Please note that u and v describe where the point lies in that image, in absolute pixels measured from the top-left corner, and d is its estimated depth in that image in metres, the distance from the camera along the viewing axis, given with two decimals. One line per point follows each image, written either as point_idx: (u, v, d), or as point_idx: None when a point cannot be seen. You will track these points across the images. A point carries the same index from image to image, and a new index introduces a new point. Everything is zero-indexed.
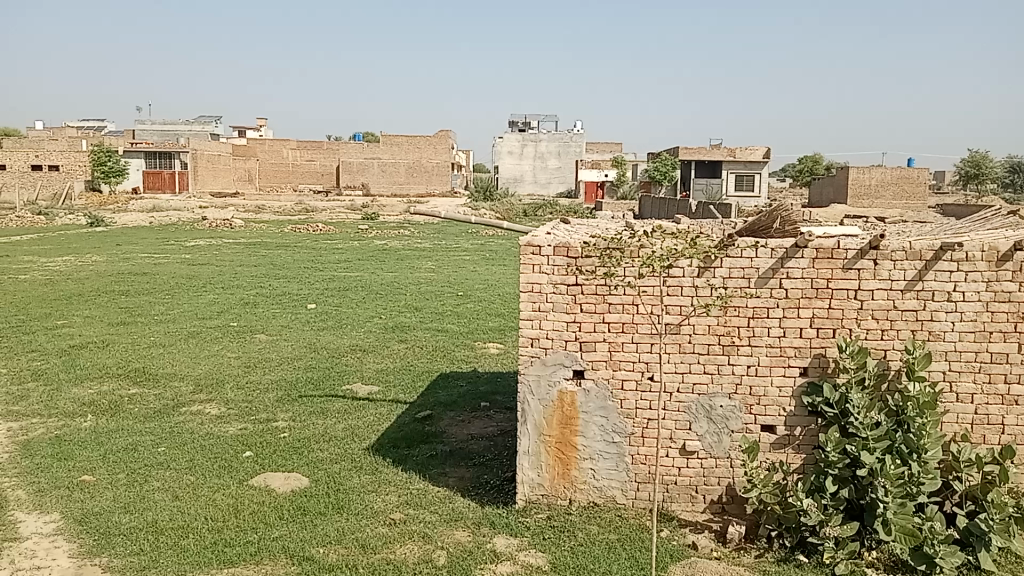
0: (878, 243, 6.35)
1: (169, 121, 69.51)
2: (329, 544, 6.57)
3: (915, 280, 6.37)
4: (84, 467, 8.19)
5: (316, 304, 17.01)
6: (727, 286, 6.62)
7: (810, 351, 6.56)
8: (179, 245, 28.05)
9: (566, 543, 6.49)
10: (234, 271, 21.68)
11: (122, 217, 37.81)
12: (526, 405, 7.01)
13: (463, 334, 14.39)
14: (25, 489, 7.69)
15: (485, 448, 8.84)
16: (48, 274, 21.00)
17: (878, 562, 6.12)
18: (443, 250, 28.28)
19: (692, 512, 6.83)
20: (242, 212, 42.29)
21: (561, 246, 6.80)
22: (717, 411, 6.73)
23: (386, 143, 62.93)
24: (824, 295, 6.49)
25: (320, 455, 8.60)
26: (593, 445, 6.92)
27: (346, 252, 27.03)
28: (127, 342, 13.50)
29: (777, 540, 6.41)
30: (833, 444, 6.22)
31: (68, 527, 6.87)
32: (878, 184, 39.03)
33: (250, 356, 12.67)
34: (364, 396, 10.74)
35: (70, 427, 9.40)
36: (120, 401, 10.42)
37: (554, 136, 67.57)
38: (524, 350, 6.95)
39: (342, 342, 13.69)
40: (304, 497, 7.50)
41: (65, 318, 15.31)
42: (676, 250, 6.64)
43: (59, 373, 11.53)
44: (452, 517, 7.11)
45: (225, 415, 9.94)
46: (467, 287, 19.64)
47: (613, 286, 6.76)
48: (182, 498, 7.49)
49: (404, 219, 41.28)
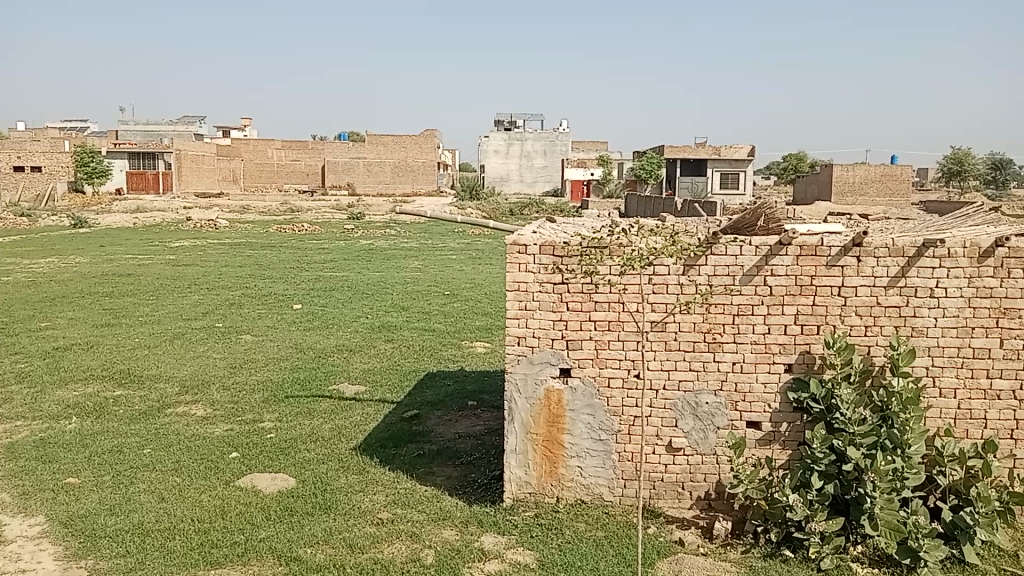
0: (861, 241, 6.39)
1: (152, 122, 69.14)
2: (316, 544, 6.57)
3: (898, 276, 6.42)
4: (68, 469, 8.15)
5: (302, 304, 16.97)
6: (711, 283, 6.65)
7: (795, 348, 6.60)
8: (164, 246, 27.93)
9: (553, 541, 6.50)
10: (219, 272, 21.59)
11: (106, 218, 37.33)
12: (512, 404, 7.04)
13: (451, 333, 14.38)
14: (9, 492, 7.64)
15: (472, 447, 8.85)
16: (31, 275, 20.85)
17: (863, 556, 6.17)
18: (430, 249, 28.27)
19: (678, 508, 6.86)
20: (228, 212, 42.07)
21: (546, 244, 6.82)
22: (702, 408, 6.76)
23: (372, 143, 62.77)
24: (808, 292, 6.54)
25: (307, 455, 8.58)
26: (580, 443, 6.94)
27: (332, 252, 26.97)
28: (111, 343, 13.43)
29: (763, 536, 6.46)
30: (819, 440, 6.27)
31: (53, 530, 6.83)
32: (862, 182, 39.31)
33: (235, 357, 12.62)
34: (351, 396, 10.73)
35: (54, 429, 9.34)
36: (106, 402, 10.36)
37: (540, 135, 67.53)
38: (511, 348, 6.97)
39: (329, 343, 13.63)
40: (291, 498, 7.48)
41: (48, 320, 15.20)
42: (659, 248, 6.69)
43: (42, 375, 11.45)
44: (440, 515, 7.11)
45: (211, 416, 9.90)
46: (454, 287, 19.61)
47: (598, 284, 6.79)
48: (169, 500, 7.46)
49: (391, 218, 41.19)
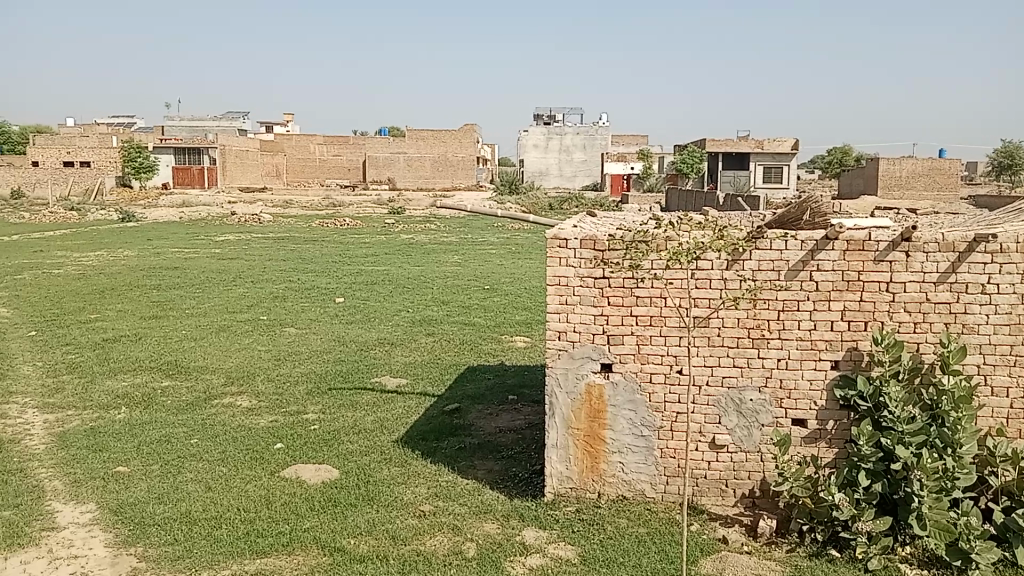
0: (909, 235, 6.27)
1: (199, 120, 70.49)
2: (360, 535, 6.63)
3: (948, 272, 6.28)
4: (118, 458, 8.33)
5: (344, 298, 17.15)
6: (757, 278, 6.57)
7: (842, 345, 6.50)
8: (209, 240, 28.45)
9: (594, 536, 6.49)
10: (263, 266, 21.93)
11: (153, 212, 38.04)
12: (553, 398, 7.02)
13: (490, 328, 14.41)
14: (61, 480, 7.83)
15: (513, 441, 8.85)
16: (82, 268, 21.34)
17: (912, 557, 6.06)
18: (470, 243, 28.38)
19: (722, 506, 6.80)
20: (270, 207, 42.52)
21: (587, 238, 6.79)
22: (747, 405, 6.68)
23: (412, 138, 63.08)
24: (855, 288, 6.43)
25: (350, 447, 8.67)
26: (621, 439, 6.91)
27: (373, 247, 27.19)
28: (159, 335, 13.69)
29: (809, 535, 6.37)
30: (866, 437, 6.16)
31: (104, 517, 6.99)
32: (910, 175, 38.52)
33: (280, 349, 12.78)
34: (393, 389, 10.80)
35: (104, 419, 9.57)
36: (154, 393, 10.57)
37: (580, 129, 67.19)
38: (552, 343, 6.95)
39: (371, 336, 13.75)
40: (335, 489, 7.56)
41: (97, 312, 15.54)
42: (705, 242, 6.60)
43: (93, 366, 11.73)
44: (482, 509, 7.13)
45: (256, 408, 10.04)
46: (493, 281, 19.63)
47: (640, 278, 6.74)
48: (214, 489, 7.59)
49: (431, 213, 41.39)
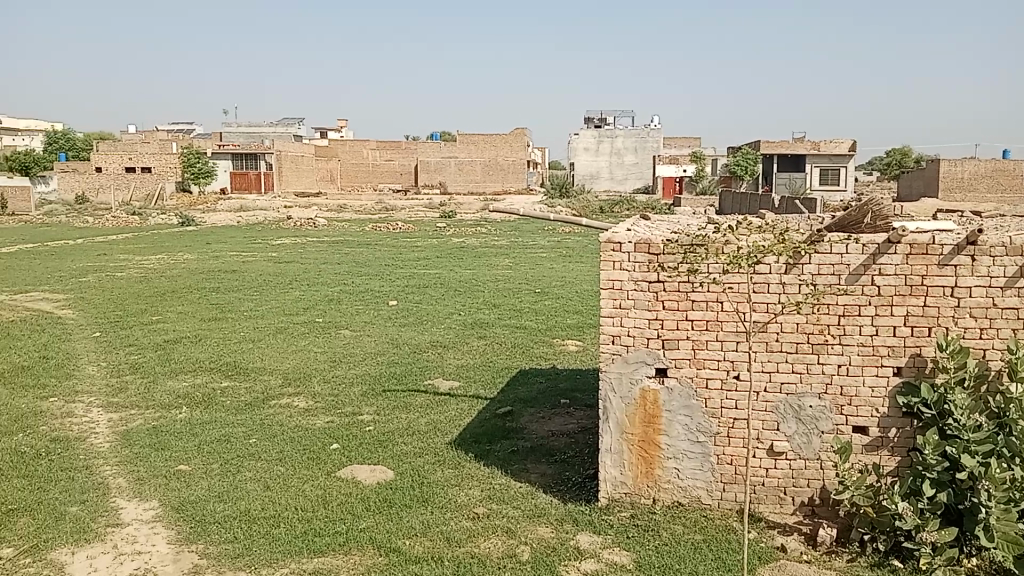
0: (976, 238, 6.09)
1: (255, 126, 71.88)
2: (414, 536, 6.68)
3: (1016, 277, 6.09)
4: (179, 457, 8.53)
5: (397, 300, 17.32)
6: (817, 282, 6.45)
7: (905, 351, 6.34)
8: (265, 243, 28.99)
9: (649, 542, 6.44)
10: (318, 269, 22.26)
11: (211, 217, 38.87)
12: (607, 403, 6.98)
13: (542, 331, 14.41)
14: (125, 477, 8.05)
15: (566, 445, 8.82)
16: (143, 271, 21.93)
17: (978, 569, 5.89)
18: (521, 247, 28.44)
19: (780, 514, 6.69)
20: (324, 211, 43.10)
21: (642, 242, 6.74)
22: (806, 412, 6.56)
23: (463, 142, 63.43)
24: (919, 292, 6.26)
25: (404, 448, 8.74)
26: (676, 445, 6.85)
27: (425, 250, 27.42)
28: (218, 336, 14.00)
29: (871, 545, 6.21)
30: (931, 446, 6.01)
31: (166, 514, 7.16)
32: (972, 177, 37.44)
33: (335, 351, 12.95)
34: (445, 391, 10.86)
35: (166, 418, 9.81)
36: (213, 393, 10.80)
37: (631, 131, 66.94)
38: (606, 347, 6.89)
39: (423, 338, 13.86)
40: (390, 489, 7.63)
41: (159, 314, 15.95)
42: (764, 246, 6.50)
43: (155, 366, 12.04)
44: (535, 513, 7.12)
45: (312, 409, 10.19)
46: (544, 284, 19.64)
47: (696, 282, 6.67)
48: (273, 489, 7.72)
49: (481, 217, 41.55)
